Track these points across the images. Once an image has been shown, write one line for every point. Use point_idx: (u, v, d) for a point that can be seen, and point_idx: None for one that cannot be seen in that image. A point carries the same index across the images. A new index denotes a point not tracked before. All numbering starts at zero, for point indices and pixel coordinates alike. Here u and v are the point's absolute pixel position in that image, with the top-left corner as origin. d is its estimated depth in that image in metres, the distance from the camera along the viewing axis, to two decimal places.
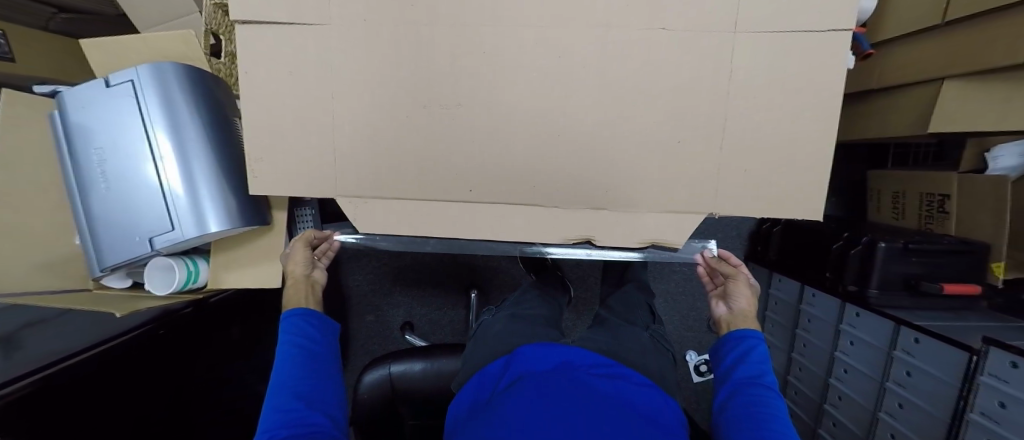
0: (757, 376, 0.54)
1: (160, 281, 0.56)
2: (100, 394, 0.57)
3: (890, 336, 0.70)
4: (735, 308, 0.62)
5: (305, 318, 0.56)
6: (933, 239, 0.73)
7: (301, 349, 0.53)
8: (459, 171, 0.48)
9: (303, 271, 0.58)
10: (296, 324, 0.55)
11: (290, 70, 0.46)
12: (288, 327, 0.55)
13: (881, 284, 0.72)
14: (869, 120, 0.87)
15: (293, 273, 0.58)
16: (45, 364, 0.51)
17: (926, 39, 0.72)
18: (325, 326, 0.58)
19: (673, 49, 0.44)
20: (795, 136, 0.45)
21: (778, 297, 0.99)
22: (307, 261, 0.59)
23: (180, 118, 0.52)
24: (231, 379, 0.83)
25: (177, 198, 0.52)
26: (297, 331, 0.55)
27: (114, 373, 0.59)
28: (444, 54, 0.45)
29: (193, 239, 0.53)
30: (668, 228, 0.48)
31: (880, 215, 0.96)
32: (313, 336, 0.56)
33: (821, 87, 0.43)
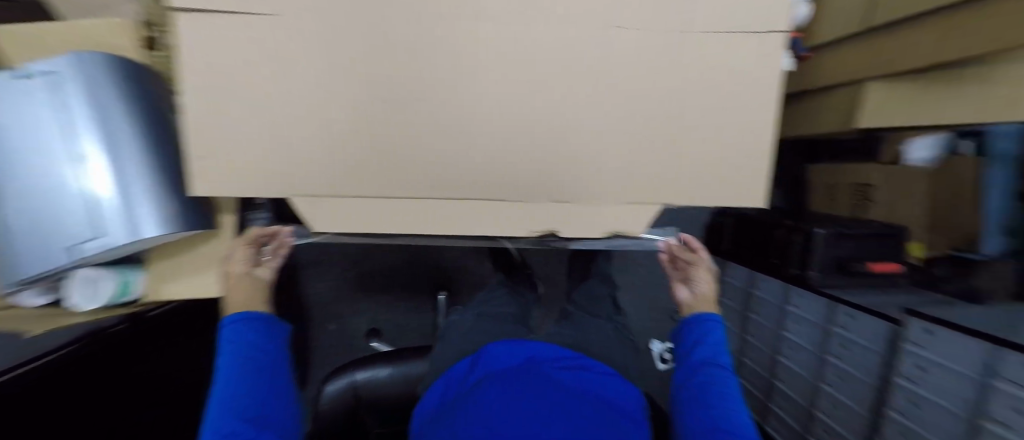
0: (713, 357, 0.57)
1: (87, 295, 0.51)
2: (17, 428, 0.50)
3: (827, 313, 0.76)
4: (698, 292, 0.65)
5: (253, 322, 0.52)
6: (861, 224, 0.81)
7: (253, 356, 0.49)
8: (423, 167, 0.47)
9: (242, 271, 0.54)
10: (244, 330, 0.51)
11: (236, 62, 0.43)
12: (234, 333, 0.50)
13: (821, 266, 0.78)
14: (806, 118, 0.95)
15: (232, 272, 0.54)
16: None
17: (852, 44, 0.80)
18: (272, 332, 0.54)
19: (631, 45, 0.46)
20: (741, 130, 0.48)
21: (732, 283, 1.05)
22: (247, 258, 0.55)
23: (106, 112, 0.47)
24: None
25: (103, 202, 0.46)
26: (245, 337, 0.50)
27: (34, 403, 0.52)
28: (402, 48, 0.44)
29: (127, 245, 0.48)
30: (628, 219, 0.50)
31: (817, 205, 1.04)
32: (264, 342, 0.52)
33: (763, 85, 0.47)
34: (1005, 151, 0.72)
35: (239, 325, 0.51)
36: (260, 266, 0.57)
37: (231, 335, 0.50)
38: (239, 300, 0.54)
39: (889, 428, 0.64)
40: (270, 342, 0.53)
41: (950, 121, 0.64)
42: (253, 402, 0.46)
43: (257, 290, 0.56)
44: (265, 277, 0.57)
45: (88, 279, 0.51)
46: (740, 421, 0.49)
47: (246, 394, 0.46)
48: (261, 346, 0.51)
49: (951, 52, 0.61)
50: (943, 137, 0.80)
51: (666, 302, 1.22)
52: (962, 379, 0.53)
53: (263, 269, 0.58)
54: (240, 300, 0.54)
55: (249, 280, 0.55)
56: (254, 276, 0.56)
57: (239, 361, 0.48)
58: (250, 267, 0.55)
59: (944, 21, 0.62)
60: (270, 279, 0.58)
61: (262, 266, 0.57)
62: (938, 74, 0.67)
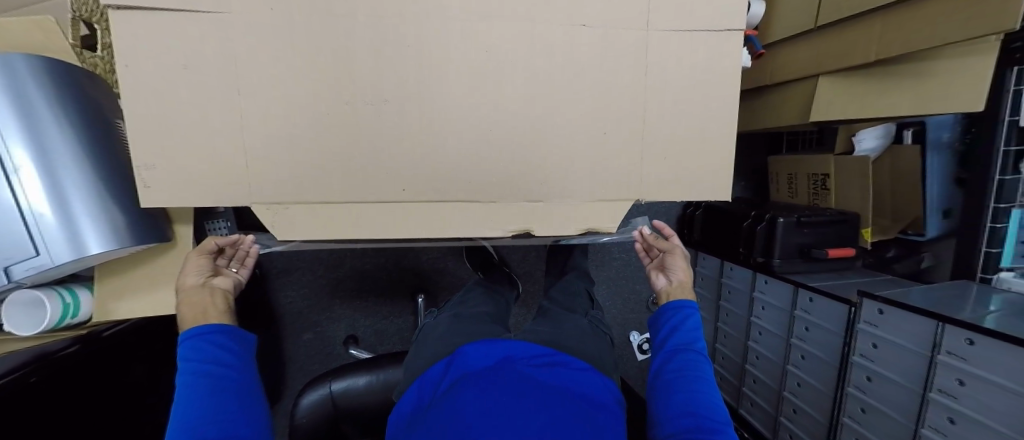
0: (690, 343, 0.59)
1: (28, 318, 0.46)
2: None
3: (791, 298, 0.80)
4: (675, 279, 0.67)
5: (212, 334, 0.49)
6: (819, 211, 0.85)
7: (215, 371, 0.47)
8: (390, 169, 0.46)
9: (197, 280, 0.52)
10: (204, 346, 0.48)
11: (182, 63, 0.41)
12: (191, 350, 0.47)
13: (783, 253, 0.82)
14: (761, 113, 0.98)
15: (185, 284, 0.52)
16: None
17: (803, 41, 0.84)
18: (238, 344, 0.51)
19: (594, 43, 0.46)
20: (704, 125, 0.49)
21: (703, 273, 1.07)
22: (202, 269, 0.53)
23: (37, 119, 0.42)
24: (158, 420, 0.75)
25: (40, 215, 0.42)
26: (206, 351, 0.48)
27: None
28: (362, 46, 0.43)
29: (66, 264, 0.44)
30: (601, 216, 0.51)
31: (780, 194, 1.09)
32: (228, 356, 0.49)
33: (722, 80, 0.48)
34: (936, 139, 0.77)
35: (205, 341, 0.49)
36: (219, 277, 0.55)
37: (188, 352, 0.47)
38: (196, 315, 0.50)
39: (850, 402, 0.69)
40: (234, 355, 0.50)
41: (894, 113, 0.67)
42: (218, 416, 0.43)
43: (220, 302, 0.53)
44: (227, 287, 0.54)
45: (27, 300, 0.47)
46: (714, 404, 0.50)
47: (208, 409, 0.43)
48: (225, 360, 0.49)
49: (901, 46, 0.64)
50: (884, 127, 0.85)
51: (641, 293, 1.25)
52: (915, 356, 0.58)
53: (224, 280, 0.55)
54: (203, 316, 0.51)
55: (203, 291, 0.52)
56: (209, 288, 0.52)
57: (200, 378, 0.46)
58: (206, 277, 0.53)
59: (895, 16, 0.66)
60: (232, 287, 0.55)
61: (220, 278, 0.55)
62: (882, 69, 0.70)
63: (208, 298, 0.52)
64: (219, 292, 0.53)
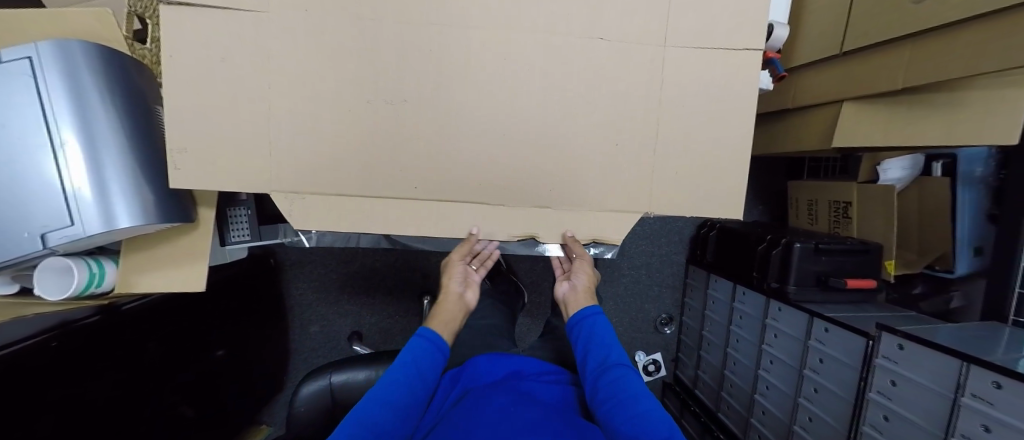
0: (607, 357, 0.58)
1: (50, 282, 0.49)
2: None
3: (806, 327, 0.77)
4: (577, 284, 0.64)
5: (436, 348, 0.58)
6: (840, 240, 0.82)
7: (407, 380, 0.54)
8: (404, 165, 0.47)
9: (456, 292, 0.62)
10: (415, 351, 0.57)
11: (220, 56, 0.43)
12: (408, 353, 0.57)
13: (798, 280, 0.80)
14: (782, 136, 0.97)
15: (449, 293, 0.62)
16: None
17: (827, 68, 0.82)
18: (438, 358, 0.58)
19: (612, 56, 0.47)
20: (718, 142, 0.49)
21: (716, 297, 1.05)
22: (464, 281, 0.62)
23: (87, 101, 0.45)
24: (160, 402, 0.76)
25: (77, 189, 0.45)
26: (428, 358, 0.57)
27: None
28: (388, 49, 0.45)
29: (96, 235, 0.46)
30: (609, 226, 0.51)
31: (800, 220, 1.06)
32: (424, 366, 0.56)
33: (737, 98, 0.48)
34: (968, 173, 0.74)
35: (418, 346, 0.58)
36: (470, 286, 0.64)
37: (407, 355, 0.56)
38: (447, 319, 0.62)
39: None
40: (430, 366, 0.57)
41: (923, 141, 0.65)
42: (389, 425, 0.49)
43: (463, 311, 0.63)
44: (470, 301, 0.64)
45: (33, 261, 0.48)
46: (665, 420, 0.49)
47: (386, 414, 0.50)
48: (420, 370, 0.56)
49: (928, 73, 0.63)
50: (910, 158, 0.82)
51: (649, 313, 1.24)
52: (937, 397, 0.55)
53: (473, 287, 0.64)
54: (439, 319, 0.61)
55: (458, 303, 0.62)
56: (464, 299, 0.63)
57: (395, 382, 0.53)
58: (462, 288, 0.62)
59: (924, 44, 0.64)
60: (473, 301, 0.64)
61: (471, 286, 0.64)
62: (912, 96, 0.68)
63: (456, 308, 0.62)
64: (464, 305, 0.63)
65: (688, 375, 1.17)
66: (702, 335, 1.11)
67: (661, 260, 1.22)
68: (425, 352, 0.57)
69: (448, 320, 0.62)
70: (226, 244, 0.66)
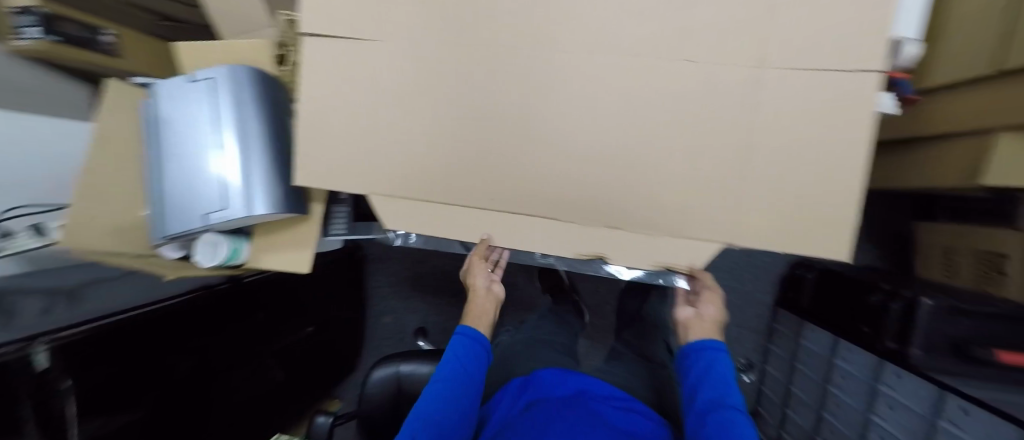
0: (723, 397, 0.52)
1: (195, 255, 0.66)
2: (139, 352, 0.61)
3: (936, 402, 0.63)
4: (704, 313, 0.59)
5: (477, 344, 0.62)
6: (987, 300, 0.66)
7: (457, 369, 0.59)
8: (483, 177, 0.50)
9: (480, 287, 0.62)
10: (464, 346, 0.61)
11: (341, 77, 0.51)
12: (458, 346, 0.61)
13: (926, 344, 0.66)
14: (913, 170, 0.83)
15: (475, 286, 0.62)
16: (96, 318, 0.57)
17: (969, 91, 0.69)
18: (483, 353, 0.62)
19: (702, 76, 0.44)
20: (820, 171, 0.43)
21: (811, 349, 0.92)
22: (489, 277, 0.63)
23: (245, 112, 0.57)
24: (263, 367, 0.88)
25: (231, 181, 0.56)
26: (471, 353, 0.61)
27: (159, 328, 0.64)
28: (480, 71, 0.48)
29: (240, 218, 0.57)
30: (682, 253, 0.48)
31: (931, 271, 0.91)
32: (468, 359, 0.60)
33: (850, 124, 0.42)
34: None
35: (465, 340, 0.62)
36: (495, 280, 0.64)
37: (456, 347, 0.61)
38: (476, 312, 0.64)
39: None
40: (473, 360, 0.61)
41: None
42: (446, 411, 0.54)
43: (491, 304, 0.64)
44: (496, 293, 0.64)
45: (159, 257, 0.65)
46: None
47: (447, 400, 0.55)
48: (467, 363, 0.60)
49: None
50: None
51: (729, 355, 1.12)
52: None
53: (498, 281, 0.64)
54: (474, 314, 0.64)
55: (484, 296, 0.63)
56: (491, 292, 0.64)
57: (455, 373, 0.58)
58: (486, 283, 0.62)
59: None
60: (501, 293, 0.65)
61: (496, 279, 0.64)
62: None
63: (484, 301, 0.64)
64: (490, 298, 0.64)
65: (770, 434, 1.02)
66: (789, 389, 0.98)
67: (744, 298, 1.11)
68: (474, 347, 0.61)
69: (480, 313, 0.64)
70: (327, 235, 0.75)
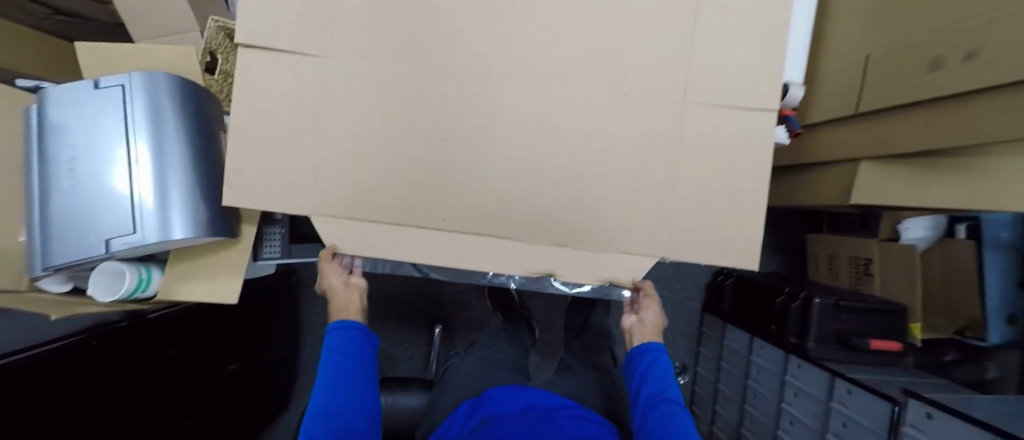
0: (662, 392, 0.57)
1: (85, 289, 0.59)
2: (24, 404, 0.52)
3: (827, 388, 0.73)
4: (645, 319, 0.63)
5: (358, 332, 0.59)
6: (861, 297, 0.81)
7: (340, 365, 0.55)
8: (431, 200, 0.50)
9: (337, 285, 0.57)
10: (341, 338, 0.57)
11: (279, 92, 0.47)
12: (334, 340, 0.57)
13: (818, 337, 0.78)
14: (801, 190, 0.98)
15: (330, 286, 0.57)
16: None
17: (841, 128, 0.83)
18: (367, 338, 0.60)
19: (637, 109, 0.48)
20: (733, 194, 0.49)
21: (731, 348, 1.03)
22: (344, 270, 0.57)
23: (165, 126, 0.51)
24: (172, 416, 0.76)
25: (144, 202, 0.50)
26: (351, 343, 0.58)
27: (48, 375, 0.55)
28: (431, 94, 0.48)
29: (152, 244, 0.50)
30: (627, 268, 0.51)
31: (819, 274, 1.07)
32: (353, 350, 0.57)
33: (755, 155, 0.48)
34: (996, 238, 0.79)
35: (339, 331, 0.58)
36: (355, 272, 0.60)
37: (330, 342, 0.57)
38: (340, 308, 0.59)
39: None
40: (359, 350, 0.58)
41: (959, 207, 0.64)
42: (343, 411, 0.52)
43: (358, 296, 0.60)
44: (361, 284, 0.61)
45: (37, 293, 0.57)
46: None
47: (340, 402, 0.53)
48: (352, 355, 0.57)
49: (936, 141, 0.63)
50: (935, 219, 0.87)
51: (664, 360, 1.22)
52: None
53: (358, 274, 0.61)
54: (342, 308, 0.59)
55: (347, 290, 0.58)
56: (353, 284, 0.59)
57: (339, 369, 0.55)
58: (344, 279, 0.58)
59: (924, 112, 0.65)
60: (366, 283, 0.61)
61: (356, 270, 0.60)
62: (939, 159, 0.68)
63: (349, 296, 0.59)
64: (357, 290, 0.60)
65: (703, 431, 1.12)
66: (716, 387, 1.08)
67: (675, 305, 1.21)
68: (353, 337, 0.58)
69: (343, 306, 0.59)
70: (257, 259, 0.69)
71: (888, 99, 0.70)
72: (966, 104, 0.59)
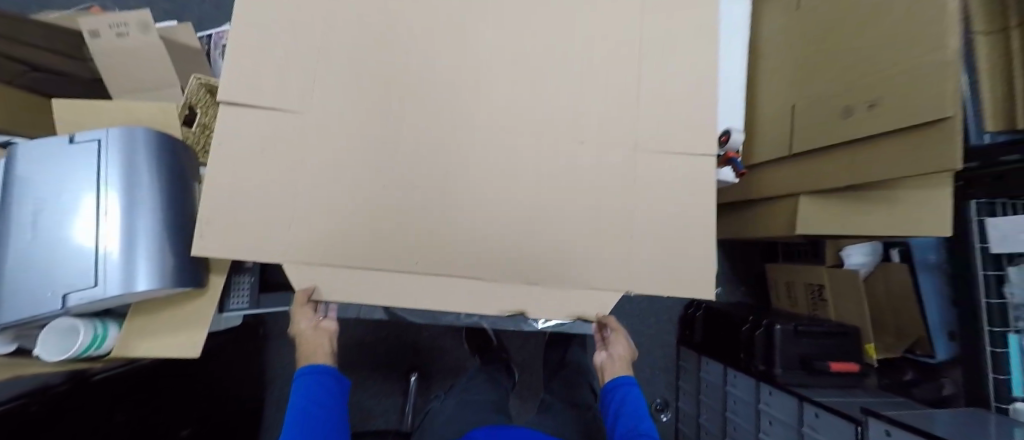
0: (637, 425, 0.58)
1: (30, 349, 0.56)
2: None
3: (797, 413, 0.75)
4: (614, 353, 0.64)
5: (329, 376, 0.58)
6: (819, 322, 0.85)
7: (311, 411, 0.54)
8: (399, 240, 0.48)
9: (307, 331, 0.55)
10: (311, 385, 0.56)
11: (235, 132, 0.46)
12: (303, 387, 0.56)
13: (784, 363, 0.81)
14: (754, 223, 1.05)
15: (299, 332, 0.55)
16: None
17: (777, 168, 0.91)
18: (338, 384, 0.59)
19: (594, 154, 0.52)
20: (688, 228, 0.53)
21: (708, 380, 1.04)
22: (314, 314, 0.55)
23: (138, 177, 0.52)
24: None
25: (110, 254, 0.49)
26: (322, 388, 0.57)
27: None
28: (399, 141, 0.49)
29: (114, 297, 0.49)
30: (594, 302, 0.52)
31: (780, 302, 1.13)
32: (324, 395, 0.57)
33: (702, 194, 0.53)
34: (924, 260, 0.89)
35: (309, 376, 0.57)
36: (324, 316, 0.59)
37: (299, 390, 0.56)
38: (309, 353, 0.57)
39: None
40: (331, 394, 0.57)
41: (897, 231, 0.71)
42: None
43: (327, 341, 0.58)
44: (331, 327, 0.59)
45: None
46: None
47: None
48: (323, 401, 0.56)
49: (856, 176, 0.71)
50: (871, 246, 0.96)
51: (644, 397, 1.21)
52: None
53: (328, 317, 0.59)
54: (310, 353, 0.57)
55: (317, 336, 0.57)
56: (322, 329, 0.58)
57: (309, 416, 0.54)
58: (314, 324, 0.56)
59: (845, 152, 0.74)
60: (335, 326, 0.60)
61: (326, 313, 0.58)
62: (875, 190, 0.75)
63: (318, 341, 0.57)
64: (326, 334, 0.58)
65: None
66: (699, 422, 1.08)
67: (652, 339, 1.22)
68: (324, 381, 0.57)
69: (313, 351, 0.57)
70: (224, 311, 0.66)
71: (814, 140, 0.79)
72: (878, 144, 0.68)
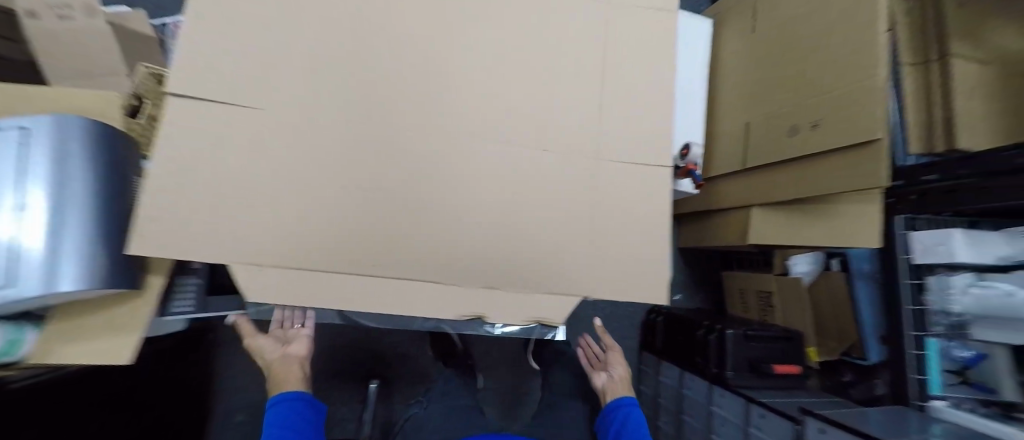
0: None
1: None
2: None
3: (744, 413, 0.80)
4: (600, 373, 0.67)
5: (300, 403, 0.67)
6: (767, 327, 0.90)
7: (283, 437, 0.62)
8: (352, 241, 0.45)
9: (276, 354, 0.68)
10: (282, 411, 0.65)
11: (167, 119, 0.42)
12: (276, 414, 0.64)
13: (734, 366, 0.85)
14: (711, 232, 1.10)
15: (270, 357, 0.68)
16: None
17: (733, 178, 0.96)
18: (310, 410, 0.68)
19: (556, 161, 0.53)
20: (645, 236, 0.54)
21: (667, 384, 1.08)
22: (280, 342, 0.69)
23: (69, 170, 0.48)
24: None
25: (31, 251, 0.45)
26: (292, 415, 0.65)
27: None
28: (357, 139, 0.47)
29: (33, 299, 0.45)
30: (556, 308, 0.51)
31: (734, 308, 1.18)
32: (295, 421, 0.65)
33: (657, 203, 0.55)
34: (860, 270, 0.95)
35: (284, 404, 0.65)
36: (295, 343, 0.71)
37: (272, 417, 0.64)
38: (282, 378, 0.68)
39: None
40: (302, 419, 0.66)
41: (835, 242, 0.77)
42: None
43: (298, 365, 0.70)
44: (301, 352, 0.71)
45: None
46: None
47: None
48: (295, 425, 0.64)
49: (802, 190, 0.76)
50: (813, 256, 1.04)
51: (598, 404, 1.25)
52: None
53: (299, 344, 0.71)
54: (286, 380, 0.68)
55: (287, 361, 0.69)
56: (293, 355, 0.70)
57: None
58: (285, 349, 0.70)
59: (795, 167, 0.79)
60: (306, 352, 0.71)
61: (297, 341, 0.71)
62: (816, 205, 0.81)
63: (290, 365, 0.69)
64: (296, 358, 0.70)
65: None
66: (655, 425, 1.12)
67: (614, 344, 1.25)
68: (296, 408, 0.66)
69: (286, 376, 0.69)
70: (165, 315, 0.63)
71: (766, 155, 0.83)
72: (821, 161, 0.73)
